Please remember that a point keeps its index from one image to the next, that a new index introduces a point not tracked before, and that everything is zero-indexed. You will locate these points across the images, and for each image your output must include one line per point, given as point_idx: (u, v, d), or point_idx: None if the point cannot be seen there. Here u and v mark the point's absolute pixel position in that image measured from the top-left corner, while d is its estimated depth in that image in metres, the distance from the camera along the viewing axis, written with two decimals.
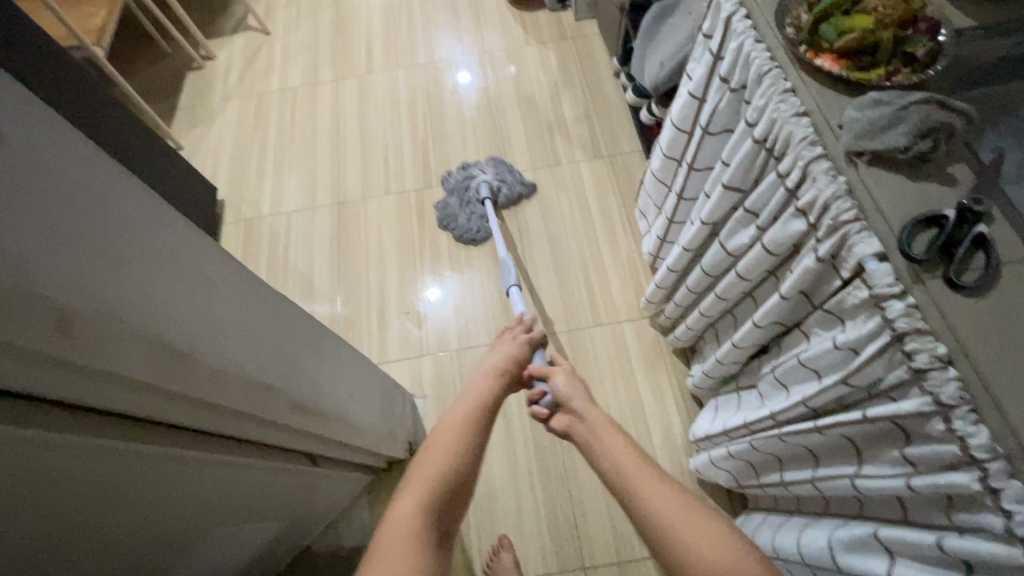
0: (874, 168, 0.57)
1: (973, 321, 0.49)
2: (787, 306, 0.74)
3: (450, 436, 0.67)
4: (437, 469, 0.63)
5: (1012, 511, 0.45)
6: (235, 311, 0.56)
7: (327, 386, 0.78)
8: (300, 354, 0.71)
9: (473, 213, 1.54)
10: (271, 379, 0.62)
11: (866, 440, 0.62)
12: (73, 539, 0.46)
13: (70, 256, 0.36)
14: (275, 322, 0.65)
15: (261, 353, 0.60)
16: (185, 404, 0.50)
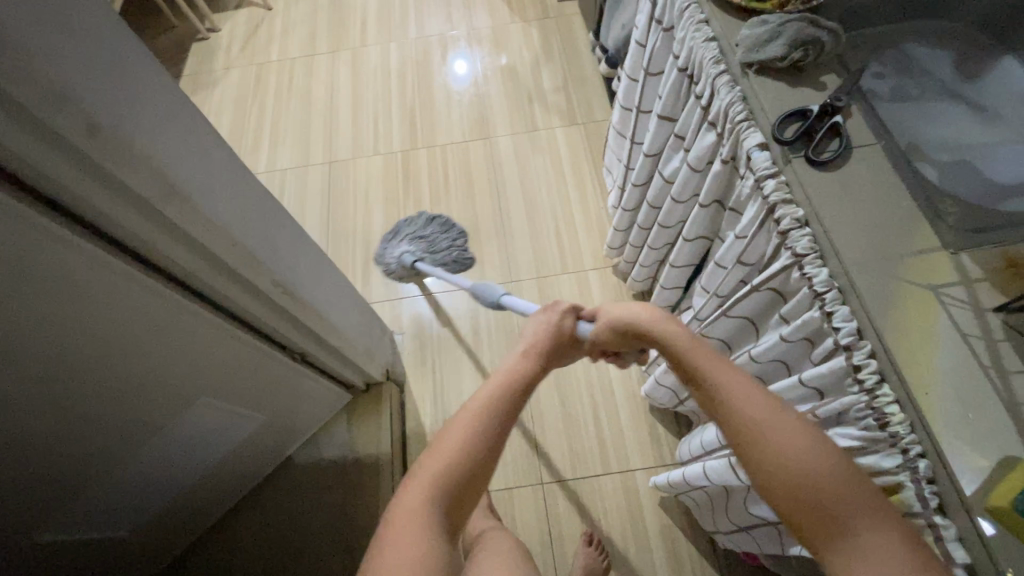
0: (761, 77, 0.68)
1: (824, 188, 0.60)
2: (707, 216, 0.85)
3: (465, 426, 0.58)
4: (447, 460, 0.56)
5: (840, 327, 0.55)
6: (233, 182, 0.67)
7: (308, 282, 0.90)
8: (290, 243, 0.83)
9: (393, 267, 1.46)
10: (256, 250, 0.73)
11: (758, 313, 0.73)
12: (83, 335, 0.62)
13: (109, 83, 0.47)
14: (265, 208, 0.76)
15: (250, 225, 0.72)
16: (174, 241, 0.62)
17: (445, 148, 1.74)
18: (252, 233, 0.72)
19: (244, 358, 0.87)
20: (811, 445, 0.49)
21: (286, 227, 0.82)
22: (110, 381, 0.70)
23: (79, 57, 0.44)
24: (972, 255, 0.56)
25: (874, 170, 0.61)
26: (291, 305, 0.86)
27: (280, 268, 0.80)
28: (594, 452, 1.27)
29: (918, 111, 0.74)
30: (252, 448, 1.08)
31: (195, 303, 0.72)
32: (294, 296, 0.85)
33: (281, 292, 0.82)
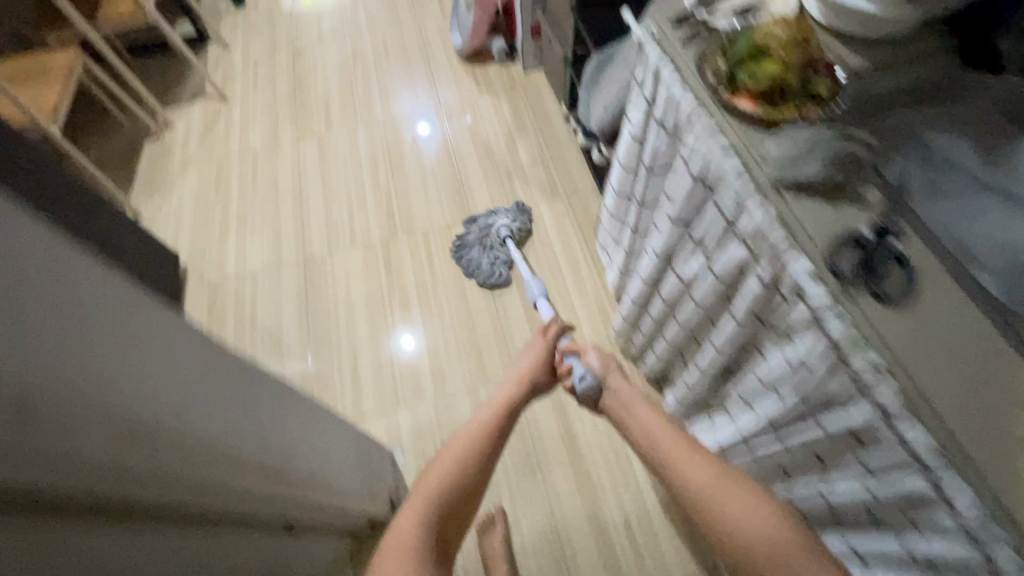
0: (798, 196, 0.62)
1: (901, 331, 0.53)
2: (742, 330, 0.78)
3: (454, 446, 0.83)
4: (456, 462, 0.81)
5: (965, 513, 0.48)
6: (199, 380, 0.57)
7: (288, 449, 0.76)
8: (255, 416, 0.68)
9: (491, 254, 1.55)
10: (226, 445, 0.59)
11: (827, 452, 0.65)
12: None
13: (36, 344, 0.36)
14: (238, 384, 0.66)
15: (224, 419, 0.60)
16: (163, 486, 0.49)
17: (427, 234, 1.66)
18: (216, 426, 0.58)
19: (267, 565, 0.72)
20: (729, 512, 0.66)
21: (259, 396, 0.71)
22: None
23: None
24: None
25: (946, 299, 0.56)
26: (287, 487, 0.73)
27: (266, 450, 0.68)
28: (630, 567, 1.16)
29: None
30: None
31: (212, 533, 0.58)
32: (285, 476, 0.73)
33: (273, 478, 0.69)
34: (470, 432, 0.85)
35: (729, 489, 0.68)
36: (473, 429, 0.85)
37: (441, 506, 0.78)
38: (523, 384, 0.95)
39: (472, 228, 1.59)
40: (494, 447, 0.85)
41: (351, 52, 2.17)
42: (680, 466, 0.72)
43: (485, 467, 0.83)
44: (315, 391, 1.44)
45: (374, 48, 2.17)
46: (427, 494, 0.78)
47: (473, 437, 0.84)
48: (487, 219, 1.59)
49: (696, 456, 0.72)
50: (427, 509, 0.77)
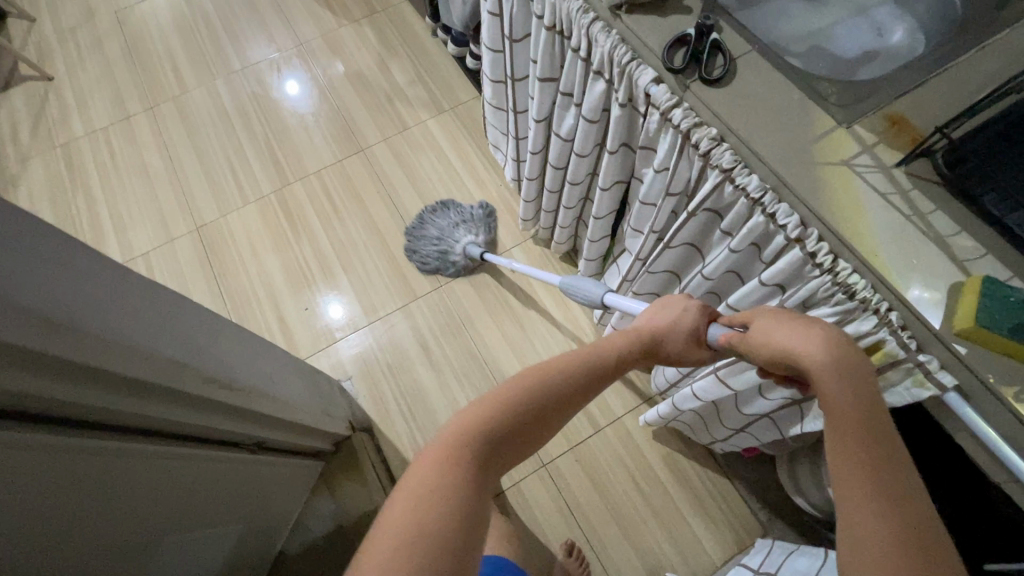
0: (631, 14, 0.70)
1: (724, 102, 0.64)
2: (617, 162, 0.87)
3: (502, 391, 0.52)
4: (522, 384, 0.52)
5: (785, 223, 0.60)
6: (163, 317, 0.63)
7: (243, 364, 0.82)
8: (209, 340, 0.73)
9: (456, 262, 1.42)
10: (183, 352, 0.64)
11: (700, 236, 0.77)
12: (74, 529, 0.54)
13: (33, 279, 0.44)
14: (188, 313, 0.70)
15: (182, 338, 0.66)
16: (130, 398, 0.57)
17: (320, 174, 1.62)
18: (168, 338, 0.62)
19: (228, 473, 0.80)
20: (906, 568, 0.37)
21: (208, 325, 0.75)
22: (118, 558, 0.62)
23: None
24: (864, 124, 0.62)
25: (761, 74, 0.65)
26: (244, 399, 0.78)
27: (216, 365, 0.72)
28: (579, 417, 1.29)
29: (764, 12, 0.79)
30: (250, 552, 0.98)
31: (167, 441, 0.66)
32: (239, 388, 0.77)
33: (228, 389, 0.74)
34: (548, 379, 0.54)
35: (876, 479, 0.41)
36: (558, 367, 0.55)
37: (474, 445, 0.47)
38: (641, 334, 0.63)
39: (437, 224, 1.45)
40: (579, 394, 0.56)
41: (184, 1, 1.97)
42: (847, 434, 0.44)
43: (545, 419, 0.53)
44: None
45: None
46: (452, 444, 0.47)
47: (528, 375, 0.53)
48: (458, 222, 1.45)
49: (865, 437, 0.43)
50: (467, 435, 0.47)
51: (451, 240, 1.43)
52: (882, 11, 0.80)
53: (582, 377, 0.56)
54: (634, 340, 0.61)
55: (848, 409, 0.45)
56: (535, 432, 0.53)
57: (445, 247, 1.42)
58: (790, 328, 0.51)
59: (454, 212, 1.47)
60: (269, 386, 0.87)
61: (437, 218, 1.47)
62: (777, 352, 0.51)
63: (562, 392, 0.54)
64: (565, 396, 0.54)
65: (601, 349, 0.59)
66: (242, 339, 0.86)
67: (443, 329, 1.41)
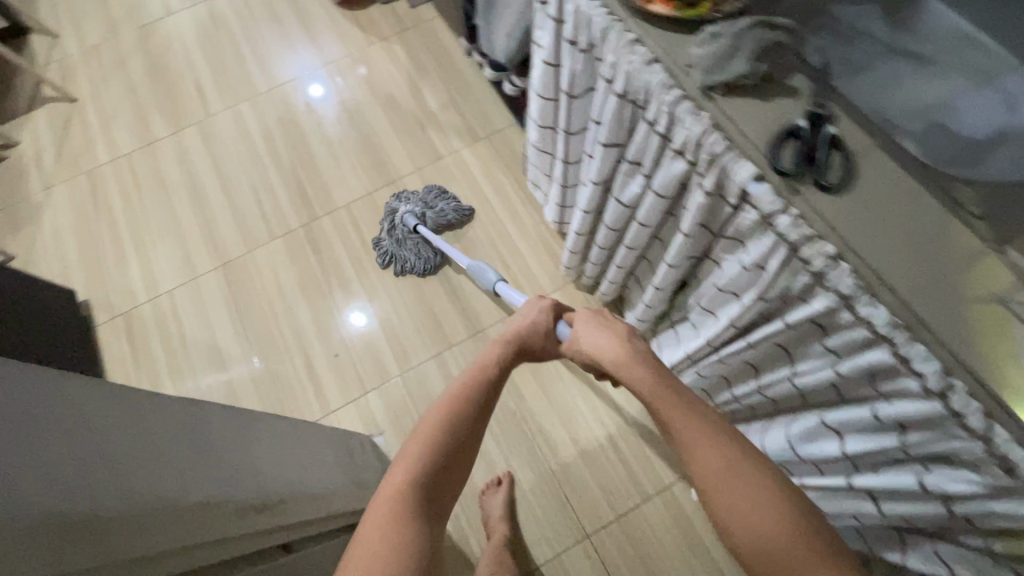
0: (727, 97, 0.60)
1: (845, 214, 0.54)
2: (691, 243, 0.77)
3: (420, 438, 0.66)
4: (428, 433, 0.66)
5: (923, 370, 0.50)
6: (139, 442, 0.54)
7: (264, 464, 0.73)
8: (214, 449, 0.64)
9: (414, 246, 1.43)
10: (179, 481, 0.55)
11: (793, 343, 0.67)
12: None
13: None
14: (176, 424, 0.61)
15: (176, 462, 0.57)
16: (136, 559, 0.48)
17: (349, 207, 1.54)
18: (159, 471, 0.53)
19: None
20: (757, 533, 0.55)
21: (206, 428, 0.67)
22: None
23: None
24: (1018, 247, 0.52)
25: (888, 178, 0.55)
26: (277, 508, 0.70)
27: (234, 483, 0.63)
28: (625, 483, 1.20)
29: (872, 80, 0.68)
30: None
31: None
32: (269, 500, 0.68)
33: (257, 505, 0.65)
34: (453, 418, 0.67)
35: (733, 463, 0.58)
36: (454, 403, 0.69)
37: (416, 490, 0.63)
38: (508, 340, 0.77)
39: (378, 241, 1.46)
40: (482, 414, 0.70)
41: (209, 16, 1.89)
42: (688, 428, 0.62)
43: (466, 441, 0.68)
44: (274, 397, 1.35)
45: (233, 8, 1.90)
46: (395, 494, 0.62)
47: (422, 439, 0.66)
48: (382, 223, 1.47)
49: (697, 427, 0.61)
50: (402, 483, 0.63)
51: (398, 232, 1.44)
52: (1015, 79, 0.68)
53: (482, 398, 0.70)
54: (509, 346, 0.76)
55: (690, 416, 0.62)
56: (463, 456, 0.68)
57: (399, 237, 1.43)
58: (598, 341, 0.74)
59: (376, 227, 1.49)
60: (301, 482, 0.80)
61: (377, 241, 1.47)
62: (592, 353, 0.74)
63: (467, 421, 0.68)
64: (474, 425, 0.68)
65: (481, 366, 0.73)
66: (248, 427, 0.77)
67: None
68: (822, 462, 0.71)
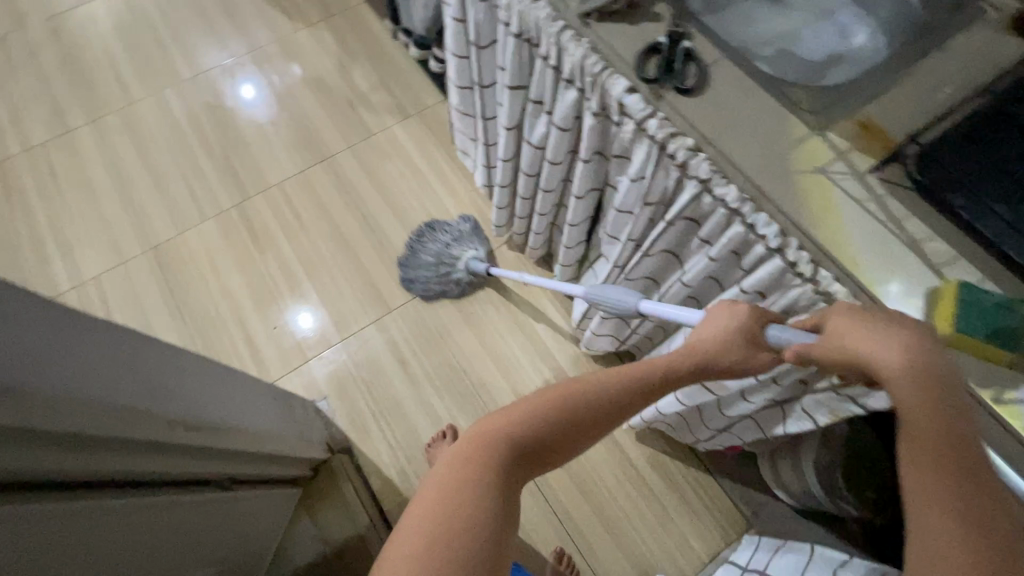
0: (602, 24, 0.69)
1: (700, 112, 0.63)
2: (591, 170, 0.85)
3: (553, 394, 0.53)
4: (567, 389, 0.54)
5: (765, 233, 0.59)
6: (110, 357, 0.57)
7: (209, 399, 0.76)
8: (162, 374, 0.67)
9: (454, 282, 1.37)
10: (134, 394, 0.58)
11: (679, 244, 0.76)
12: None
13: None
14: (142, 349, 0.65)
15: (136, 380, 0.60)
16: (77, 454, 0.52)
17: (283, 187, 1.55)
18: (116, 382, 0.56)
19: (200, 514, 0.75)
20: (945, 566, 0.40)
21: (166, 360, 0.70)
22: None
23: None
24: (836, 129, 0.62)
25: (733, 82, 0.65)
26: (211, 440, 0.73)
27: (180, 409, 0.67)
28: None
29: (732, 16, 0.79)
30: None
31: (129, 492, 0.61)
32: (206, 431, 0.72)
33: (194, 432, 0.69)
34: (596, 394, 0.54)
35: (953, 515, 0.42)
36: (605, 381, 0.55)
37: (518, 446, 0.50)
38: (693, 347, 0.58)
39: (430, 248, 1.39)
40: (627, 405, 0.56)
41: (126, 6, 1.85)
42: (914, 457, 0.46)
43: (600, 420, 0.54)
44: None
45: None
46: (497, 441, 0.50)
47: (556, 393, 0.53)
48: (446, 242, 1.39)
49: (930, 457, 0.45)
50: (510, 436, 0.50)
51: (449, 262, 1.37)
52: (847, 12, 0.80)
53: (637, 386, 0.55)
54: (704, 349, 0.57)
55: (930, 437, 0.45)
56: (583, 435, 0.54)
57: (443, 271, 1.37)
58: (877, 335, 0.50)
59: (439, 233, 1.41)
60: (240, 420, 0.82)
61: (424, 240, 1.41)
62: (846, 354, 0.51)
63: (611, 406, 0.54)
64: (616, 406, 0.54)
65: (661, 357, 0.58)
66: (203, 369, 0.80)
67: (420, 341, 1.38)
68: None
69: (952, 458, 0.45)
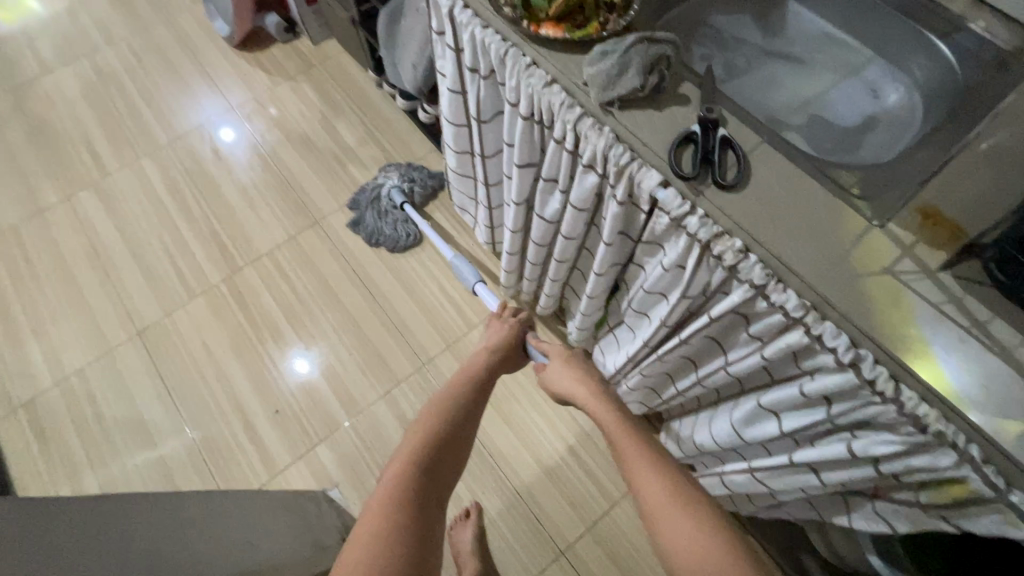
0: (625, 111, 0.62)
1: (747, 209, 0.57)
2: (614, 250, 0.79)
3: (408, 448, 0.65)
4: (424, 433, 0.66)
5: (834, 346, 0.53)
6: (82, 553, 0.53)
7: (222, 548, 0.70)
8: (165, 527, 0.67)
9: (393, 218, 1.45)
10: (128, 548, 0.58)
11: (723, 334, 0.70)
12: None
13: None
14: (120, 529, 0.61)
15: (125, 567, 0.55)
16: None
17: (274, 254, 1.48)
18: (103, 541, 0.57)
19: None
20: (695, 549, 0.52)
21: (157, 528, 0.65)
22: None
23: None
24: (898, 220, 0.56)
25: (780, 171, 0.59)
26: None
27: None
28: (592, 493, 1.21)
29: (753, 81, 0.74)
30: None
31: None
32: None
33: None
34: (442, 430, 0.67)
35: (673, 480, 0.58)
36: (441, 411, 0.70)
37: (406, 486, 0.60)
38: (490, 357, 0.81)
39: (373, 221, 1.45)
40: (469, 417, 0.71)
41: (94, 71, 1.77)
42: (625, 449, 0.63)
43: (455, 442, 0.67)
44: (215, 467, 1.26)
45: (121, 59, 1.80)
46: (392, 484, 0.60)
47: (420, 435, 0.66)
48: (374, 203, 1.46)
49: (640, 452, 0.62)
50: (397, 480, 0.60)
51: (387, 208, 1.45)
52: (875, 70, 0.75)
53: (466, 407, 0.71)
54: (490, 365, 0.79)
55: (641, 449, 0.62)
56: (450, 459, 0.65)
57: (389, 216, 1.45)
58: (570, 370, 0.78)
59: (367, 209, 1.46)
60: (258, 558, 0.74)
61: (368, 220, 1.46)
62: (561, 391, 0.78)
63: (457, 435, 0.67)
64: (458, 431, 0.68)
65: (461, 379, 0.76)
66: (206, 515, 0.75)
67: None
68: (766, 443, 0.74)
69: (654, 457, 0.62)
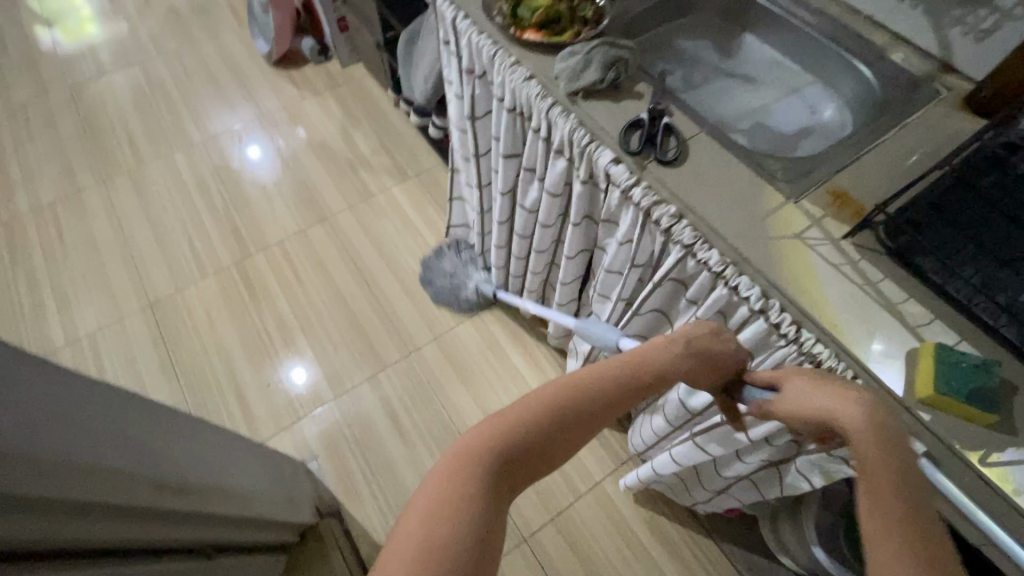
0: (587, 100, 0.74)
1: (680, 181, 0.67)
2: (581, 232, 0.89)
3: (519, 410, 0.54)
4: (550, 401, 0.55)
5: (748, 295, 0.62)
6: (192, 444, 0.76)
7: (226, 464, 0.83)
8: (105, 417, 0.59)
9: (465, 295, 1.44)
10: (138, 443, 0.63)
11: (667, 304, 0.79)
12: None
13: (128, 429, 0.62)
14: (208, 439, 0.82)
15: (198, 457, 0.76)
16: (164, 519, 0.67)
17: (284, 245, 1.59)
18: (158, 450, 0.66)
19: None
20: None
21: (221, 449, 0.85)
22: None
23: (113, 422, 0.60)
24: (810, 198, 0.66)
25: (711, 155, 0.69)
26: (229, 504, 0.79)
27: (211, 475, 0.77)
28: (559, 484, 1.25)
29: (709, 95, 0.87)
30: None
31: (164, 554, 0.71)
32: (225, 495, 0.78)
33: (222, 497, 0.78)
34: (567, 404, 0.55)
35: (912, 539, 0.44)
36: (583, 390, 0.57)
37: (505, 451, 0.51)
38: (667, 349, 0.62)
39: (443, 277, 1.46)
40: (598, 414, 0.57)
41: (144, 77, 1.97)
42: (869, 484, 0.48)
43: (568, 432, 0.55)
44: None
45: (169, 68, 2.00)
46: (493, 436, 0.51)
47: (544, 404, 0.54)
48: (455, 268, 1.45)
49: (873, 466, 0.48)
50: (499, 444, 0.51)
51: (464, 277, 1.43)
52: (813, 90, 0.87)
53: (610, 392, 0.58)
54: (675, 356, 0.62)
55: (867, 460, 0.49)
56: (563, 444, 0.55)
57: (458, 284, 1.44)
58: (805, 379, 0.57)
59: (449, 269, 1.46)
60: (239, 483, 0.84)
61: (440, 277, 1.46)
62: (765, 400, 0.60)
63: (581, 414, 0.56)
64: (586, 417, 0.56)
65: (617, 365, 0.60)
66: (224, 438, 0.88)
67: (414, 397, 1.37)
68: (706, 410, 0.81)
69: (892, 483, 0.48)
